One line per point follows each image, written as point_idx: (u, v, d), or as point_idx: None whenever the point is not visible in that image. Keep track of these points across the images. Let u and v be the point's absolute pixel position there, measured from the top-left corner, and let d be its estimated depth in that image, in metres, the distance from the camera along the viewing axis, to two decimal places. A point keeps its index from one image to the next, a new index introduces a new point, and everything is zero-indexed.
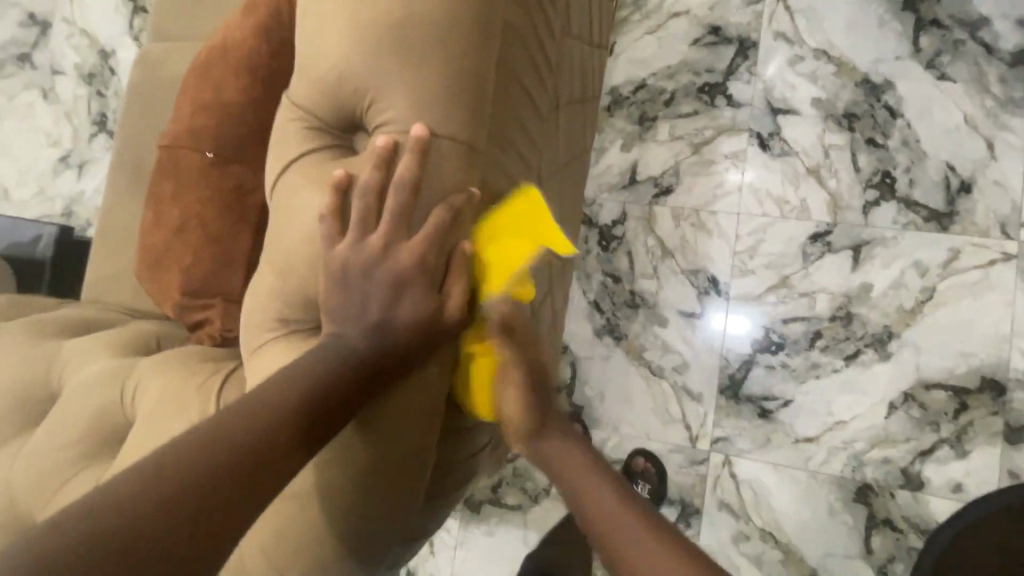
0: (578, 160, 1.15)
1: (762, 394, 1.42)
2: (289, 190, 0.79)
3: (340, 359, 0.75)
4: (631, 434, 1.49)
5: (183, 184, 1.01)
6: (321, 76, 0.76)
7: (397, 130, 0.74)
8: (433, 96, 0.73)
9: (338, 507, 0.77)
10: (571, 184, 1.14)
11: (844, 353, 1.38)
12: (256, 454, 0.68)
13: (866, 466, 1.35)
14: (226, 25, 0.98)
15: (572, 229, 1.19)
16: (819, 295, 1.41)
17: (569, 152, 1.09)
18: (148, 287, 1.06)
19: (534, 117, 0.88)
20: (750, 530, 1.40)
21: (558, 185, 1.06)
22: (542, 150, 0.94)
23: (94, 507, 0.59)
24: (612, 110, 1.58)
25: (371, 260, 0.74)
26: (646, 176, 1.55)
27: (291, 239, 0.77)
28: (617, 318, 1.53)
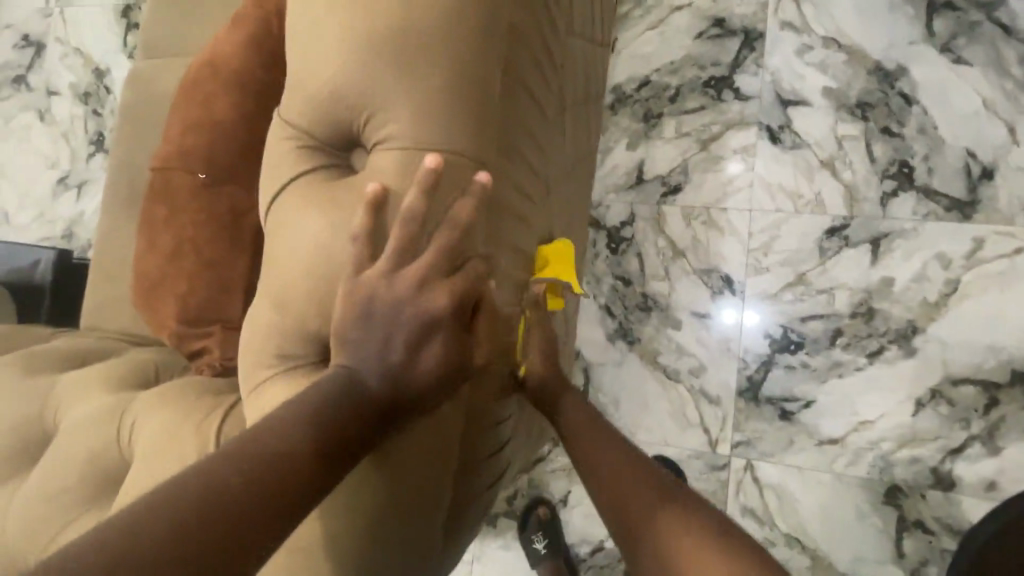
0: (586, 163, 1.11)
1: (782, 395, 1.38)
2: (290, 213, 0.75)
3: (352, 392, 0.71)
4: (648, 441, 1.45)
5: (177, 204, 0.97)
6: (314, 91, 0.73)
7: (398, 147, 0.71)
8: (435, 107, 0.70)
9: (351, 549, 0.73)
10: (579, 188, 1.10)
11: (867, 350, 1.34)
12: (267, 491, 0.61)
13: (894, 467, 1.30)
14: (216, 40, 0.95)
15: (581, 234, 1.15)
16: (838, 291, 1.37)
17: (576, 155, 1.05)
18: (145, 314, 1.03)
19: (541, 122, 0.85)
20: (775, 536, 1.35)
21: (566, 190, 1.02)
22: (550, 155, 0.90)
23: (110, 530, 0.54)
24: (615, 108, 1.54)
25: (407, 296, 0.71)
26: (654, 175, 1.51)
27: (304, 269, 0.73)
28: (630, 322, 1.49)
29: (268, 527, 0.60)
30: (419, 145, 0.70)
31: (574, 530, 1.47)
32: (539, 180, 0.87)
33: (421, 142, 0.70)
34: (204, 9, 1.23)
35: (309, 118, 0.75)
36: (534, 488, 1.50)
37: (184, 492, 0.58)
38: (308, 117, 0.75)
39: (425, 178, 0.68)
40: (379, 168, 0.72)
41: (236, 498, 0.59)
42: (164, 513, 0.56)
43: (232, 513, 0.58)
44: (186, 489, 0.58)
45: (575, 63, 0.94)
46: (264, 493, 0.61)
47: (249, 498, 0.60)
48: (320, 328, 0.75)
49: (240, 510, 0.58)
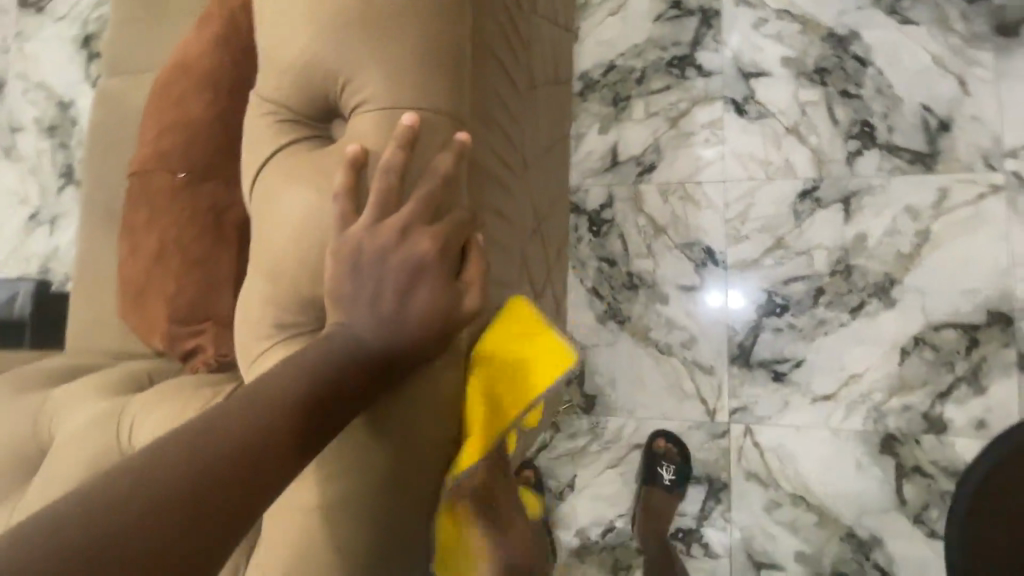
0: (560, 143, 1.13)
1: (773, 357, 1.41)
2: (273, 187, 0.76)
3: (344, 351, 0.71)
4: (648, 417, 1.47)
5: (157, 210, 0.97)
6: (289, 66, 0.74)
7: (375, 108, 0.72)
8: (409, 67, 0.71)
9: (360, 505, 0.74)
10: (556, 169, 1.11)
11: (849, 306, 1.37)
12: (251, 445, 0.65)
13: (887, 416, 1.34)
14: (188, 48, 0.96)
15: (562, 215, 1.17)
16: (816, 252, 1.40)
17: (550, 135, 1.07)
18: (135, 323, 1.03)
19: (514, 92, 0.88)
20: (780, 497, 1.37)
21: (544, 170, 1.04)
22: (526, 130, 0.93)
23: (112, 478, 0.60)
24: (584, 95, 1.58)
25: (385, 244, 0.70)
26: (628, 156, 1.54)
27: (292, 234, 0.73)
28: (618, 301, 1.51)
29: (253, 478, 0.64)
30: (396, 106, 0.72)
31: (584, 510, 1.48)
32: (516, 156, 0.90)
33: (398, 103, 0.72)
34: (168, 25, 1.22)
35: (285, 91, 0.77)
36: (541, 474, 1.51)
37: (174, 449, 0.63)
38: (284, 90, 0.77)
39: (402, 135, 0.69)
40: (359, 132, 0.73)
41: (222, 453, 0.63)
42: (157, 466, 0.61)
43: (216, 467, 0.62)
44: (176, 445, 0.63)
45: (541, 42, 0.96)
46: (247, 447, 0.64)
47: (232, 452, 0.64)
48: (317, 293, 0.75)
49: (226, 462, 0.63)
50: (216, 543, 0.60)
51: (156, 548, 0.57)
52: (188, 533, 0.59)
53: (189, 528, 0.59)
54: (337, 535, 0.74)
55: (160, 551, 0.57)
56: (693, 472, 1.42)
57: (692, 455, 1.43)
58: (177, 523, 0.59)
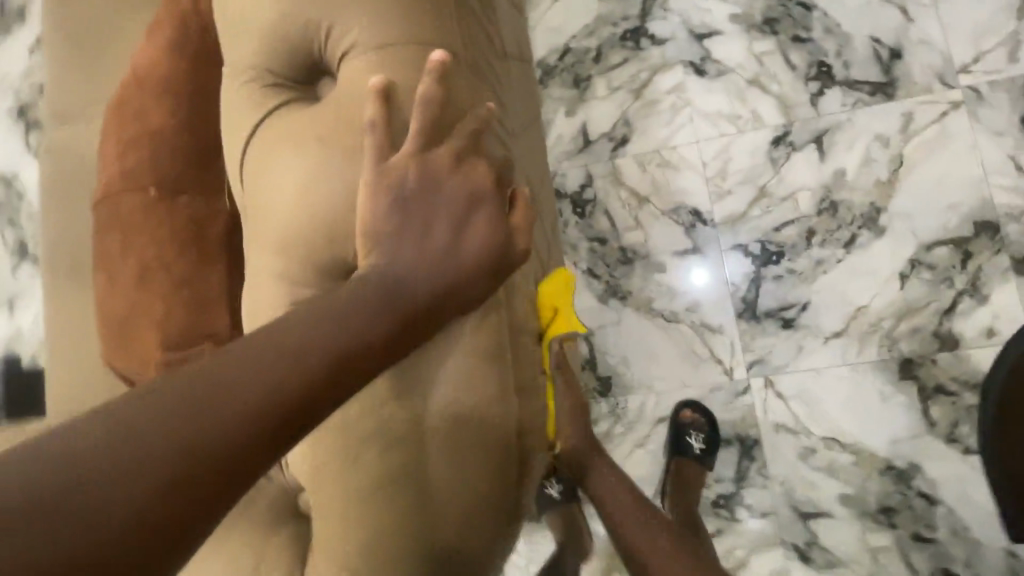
0: (532, 124, 1.12)
1: (779, 305, 1.40)
2: (277, 146, 0.80)
3: (383, 292, 0.67)
4: (667, 388, 1.44)
5: (135, 234, 0.94)
6: (270, 31, 0.81)
7: (365, 48, 0.77)
8: (395, 14, 0.77)
9: (406, 474, 0.76)
10: (531, 150, 1.10)
11: (842, 241, 1.38)
12: (268, 400, 0.58)
13: (900, 341, 1.34)
14: (152, 78, 0.95)
15: (545, 196, 1.16)
16: (800, 195, 1.42)
17: (522, 117, 1.06)
18: (123, 363, 0.96)
19: (493, 55, 0.93)
20: (813, 444, 1.36)
21: (522, 149, 1.03)
22: (504, 101, 0.94)
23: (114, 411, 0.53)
24: (545, 82, 1.57)
25: (434, 177, 0.71)
26: (599, 134, 1.53)
27: (308, 186, 0.76)
28: (616, 277, 1.48)
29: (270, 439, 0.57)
30: (379, 44, 0.76)
31: None
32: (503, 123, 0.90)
33: (382, 42, 0.76)
34: (111, 70, 1.18)
35: (264, 51, 0.83)
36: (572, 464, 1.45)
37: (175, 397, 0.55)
38: (263, 51, 0.83)
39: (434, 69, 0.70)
40: (358, 75, 0.76)
41: (236, 401, 0.56)
42: (156, 415, 0.54)
43: (231, 418, 0.55)
44: (179, 393, 0.55)
45: (498, 21, 0.96)
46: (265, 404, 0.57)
47: (247, 407, 0.57)
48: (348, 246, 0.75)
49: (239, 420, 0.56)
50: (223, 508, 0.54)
51: (157, 511, 0.50)
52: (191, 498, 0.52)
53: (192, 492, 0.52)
54: (396, 508, 0.76)
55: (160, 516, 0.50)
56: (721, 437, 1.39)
57: (718, 417, 1.40)
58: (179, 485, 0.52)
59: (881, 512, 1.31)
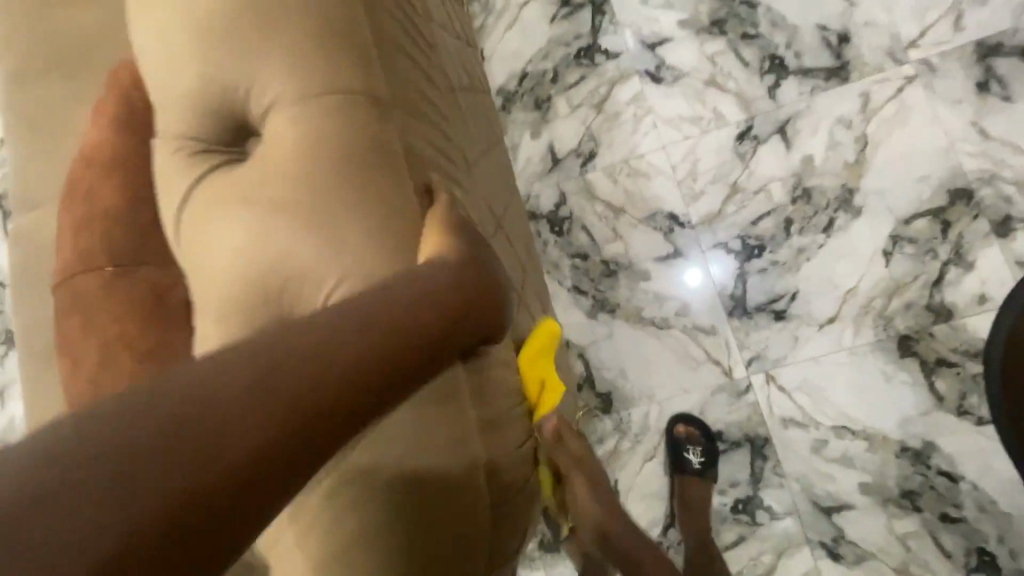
0: (490, 152, 1.13)
1: (768, 298, 1.39)
2: (222, 198, 0.79)
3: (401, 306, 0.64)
4: (669, 397, 1.41)
5: (97, 313, 0.93)
6: (197, 96, 0.82)
7: (288, 100, 0.79)
8: (315, 64, 0.80)
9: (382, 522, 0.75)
10: (494, 179, 1.10)
11: (821, 226, 1.38)
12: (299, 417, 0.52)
13: (895, 319, 1.32)
14: (111, 159, 0.96)
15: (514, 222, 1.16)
16: (772, 185, 1.42)
17: (478, 148, 1.07)
18: None
19: (435, 92, 0.95)
20: (824, 434, 1.33)
21: (482, 179, 1.04)
22: (450, 135, 0.96)
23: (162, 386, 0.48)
24: (507, 108, 1.59)
25: (395, 218, 0.76)
26: (566, 152, 1.55)
27: (260, 231, 0.75)
28: (603, 291, 1.47)
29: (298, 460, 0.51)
30: (306, 95, 0.79)
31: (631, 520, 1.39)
32: (451, 159, 0.93)
33: (306, 90, 0.79)
34: (71, 150, 1.17)
35: (190, 120, 0.84)
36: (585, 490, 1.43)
37: (191, 403, 0.47)
38: (189, 120, 0.84)
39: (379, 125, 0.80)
40: (285, 127, 0.79)
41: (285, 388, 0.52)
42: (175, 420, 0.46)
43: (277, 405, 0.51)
44: (197, 394, 0.48)
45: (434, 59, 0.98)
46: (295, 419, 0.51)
47: (274, 421, 0.50)
48: (309, 284, 0.74)
49: (265, 438, 0.49)
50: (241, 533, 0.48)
51: (175, 530, 0.44)
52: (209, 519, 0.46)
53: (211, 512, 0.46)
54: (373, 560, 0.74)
55: (179, 535, 0.44)
56: (720, 448, 1.36)
57: (715, 429, 1.38)
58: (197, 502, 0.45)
59: (904, 497, 1.27)
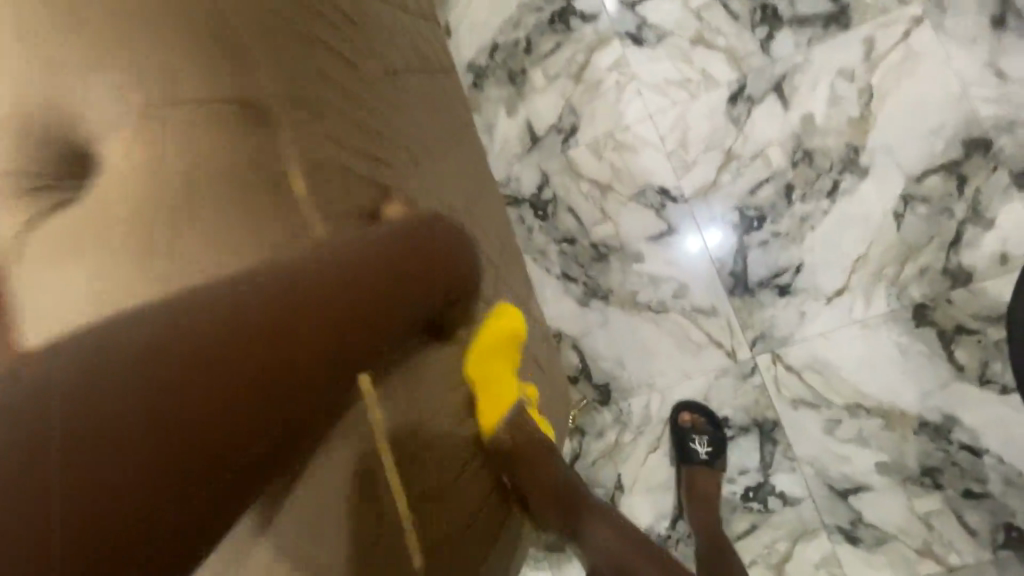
0: (447, 142, 1.04)
1: (771, 273, 1.29)
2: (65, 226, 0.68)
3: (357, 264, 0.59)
4: (670, 384, 1.33)
5: None
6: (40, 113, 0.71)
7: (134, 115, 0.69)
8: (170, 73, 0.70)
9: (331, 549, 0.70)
10: (455, 171, 1.02)
11: (825, 191, 1.27)
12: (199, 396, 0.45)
13: (909, 287, 1.23)
14: None
15: (484, 216, 1.09)
16: (770, 150, 1.30)
17: (432, 138, 0.98)
18: None
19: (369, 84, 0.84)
20: (837, 414, 1.25)
21: (440, 171, 0.96)
22: (394, 127, 0.86)
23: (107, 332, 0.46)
24: (479, 84, 1.46)
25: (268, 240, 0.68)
26: (546, 128, 1.43)
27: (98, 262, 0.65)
28: (594, 277, 1.37)
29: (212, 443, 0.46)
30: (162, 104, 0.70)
31: (638, 513, 1.32)
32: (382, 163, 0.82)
33: (143, 105, 0.69)
34: None
35: (13, 152, 0.71)
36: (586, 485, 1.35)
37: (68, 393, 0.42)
38: (11, 152, 0.71)
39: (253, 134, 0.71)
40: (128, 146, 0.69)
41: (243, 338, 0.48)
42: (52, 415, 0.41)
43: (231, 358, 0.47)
44: (75, 383, 0.42)
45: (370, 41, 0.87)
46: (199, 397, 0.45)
47: (172, 402, 0.44)
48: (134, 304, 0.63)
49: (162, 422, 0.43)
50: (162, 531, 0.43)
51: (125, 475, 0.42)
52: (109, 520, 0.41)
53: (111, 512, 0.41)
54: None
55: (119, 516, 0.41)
56: (728, 435, 1.29)
57: (720, 415, 1.29)
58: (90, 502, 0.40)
59: (924, 474, 1.20)
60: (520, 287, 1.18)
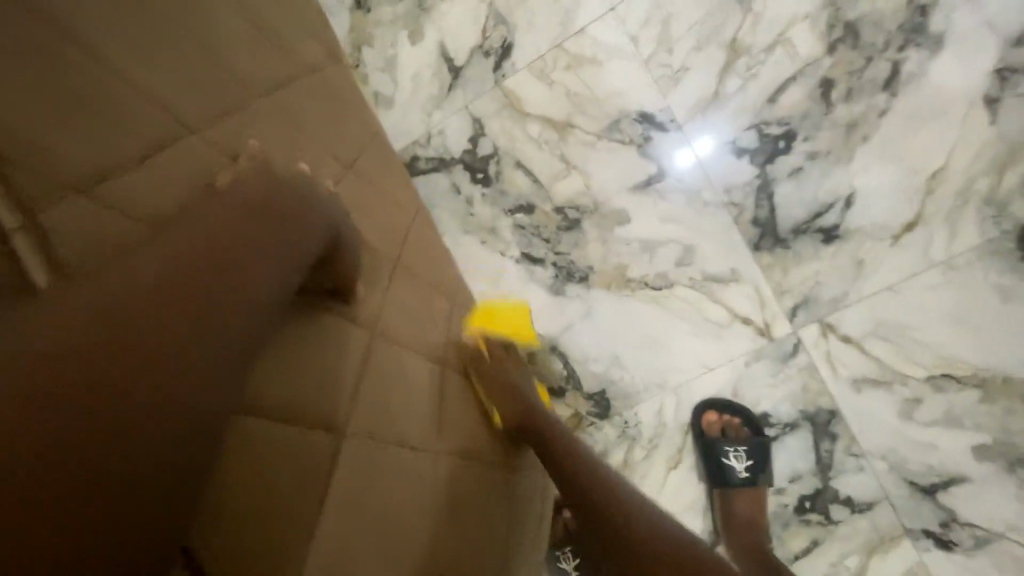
0: (232, 106, 0.57)
1: (810, 212, 0.92)
2: None
3: (288, 238, 0.48)
4: (685, 381, 0.99)
5: None
6: None
7: None
8: None
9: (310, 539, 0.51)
10: (328, 134, 0.74)
11: (879, 80, 0.88)
12: (176, 317, 0.37)
13: (1011, 204, 0.86)
14: None
15: (388, 201, 0.84)
16: (792, 32, 0.90)
17: (269, 85, 0.65)
18: None
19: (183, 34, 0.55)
20: (916, 392, 0.92)
21: (316, 125, 0.71)
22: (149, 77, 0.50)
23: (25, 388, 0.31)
24: (364, 3, 1.02)
25: None
26: (468, 51, 1.00)
27: None
28: (565, 254, 0.99)
29: (200, 368, 0.38)
30: None
31: None
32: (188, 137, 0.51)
33: None
34: None
35: None
36: None
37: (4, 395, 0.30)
38: None
39: None
40: None
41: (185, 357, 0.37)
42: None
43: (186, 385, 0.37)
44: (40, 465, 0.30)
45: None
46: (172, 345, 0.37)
47: (153, 357, 0.36)
48: None
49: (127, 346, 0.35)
50: (155, 475, 0.35)
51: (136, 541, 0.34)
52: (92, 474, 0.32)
53: (105, 446, 0.33)
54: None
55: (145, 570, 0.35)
56: (770, 437, 0.97)
57: (758, 412, 0.97)
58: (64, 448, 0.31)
59: None
60: (435, 252, 0.94)
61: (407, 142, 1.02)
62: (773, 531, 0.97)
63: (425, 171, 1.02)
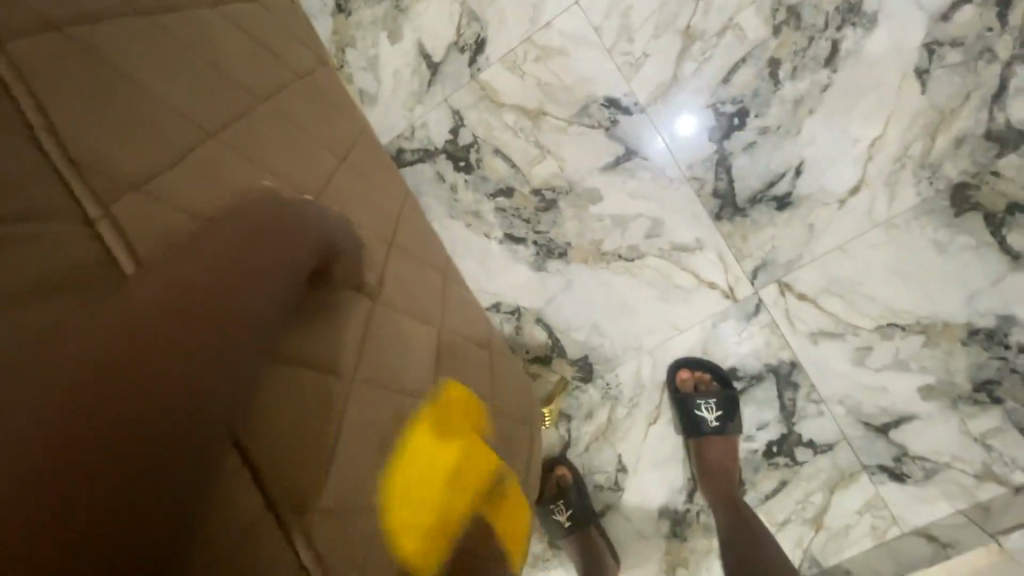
0: (232, 114, 0.61)
1: (764, 182, 1.01)
2: None
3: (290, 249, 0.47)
4: (659, 344, 1.08)
5: None
6: None
7: None
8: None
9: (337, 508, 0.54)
10: (318, 142, 0.78)
11: (821, 58, 0.96)
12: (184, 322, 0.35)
13: (943, 165, 0.95)
14: None
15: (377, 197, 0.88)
16: (740, 17, 0.98)
17: (263, 96, 0.70)
18: None
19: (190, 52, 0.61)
20: (867, 340, 1.02)
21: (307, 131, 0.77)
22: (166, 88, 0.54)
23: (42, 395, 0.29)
24: (344, 8, 1.09)
25: None
26: (445, 48, 1.07)
27: None
28: (544, 232, 1.08)
29: (204, 376, 0.35)
30: None
31: (647, 501, 1.07)
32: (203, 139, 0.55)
33: None
34: None
35: None
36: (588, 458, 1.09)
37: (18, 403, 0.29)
38: None
39: None
40: None
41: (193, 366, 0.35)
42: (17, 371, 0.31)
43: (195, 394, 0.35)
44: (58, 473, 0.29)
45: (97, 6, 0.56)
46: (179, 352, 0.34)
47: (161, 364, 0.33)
48: None
49: (133, 356, 0.33)
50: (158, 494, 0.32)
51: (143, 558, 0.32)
52: (101, 492, 0.30)
53: (108, 459, 0.31)
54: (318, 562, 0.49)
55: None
56: (739, 390, 1.06)
57: (726, 368, 1.06)
58: (68, 469, 0.29)
59: (978, 390, 0.99)
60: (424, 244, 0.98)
61: (393, 136, 1.09)
62: (745, 474, 1.07)
63: (411, 162, 1.09)
